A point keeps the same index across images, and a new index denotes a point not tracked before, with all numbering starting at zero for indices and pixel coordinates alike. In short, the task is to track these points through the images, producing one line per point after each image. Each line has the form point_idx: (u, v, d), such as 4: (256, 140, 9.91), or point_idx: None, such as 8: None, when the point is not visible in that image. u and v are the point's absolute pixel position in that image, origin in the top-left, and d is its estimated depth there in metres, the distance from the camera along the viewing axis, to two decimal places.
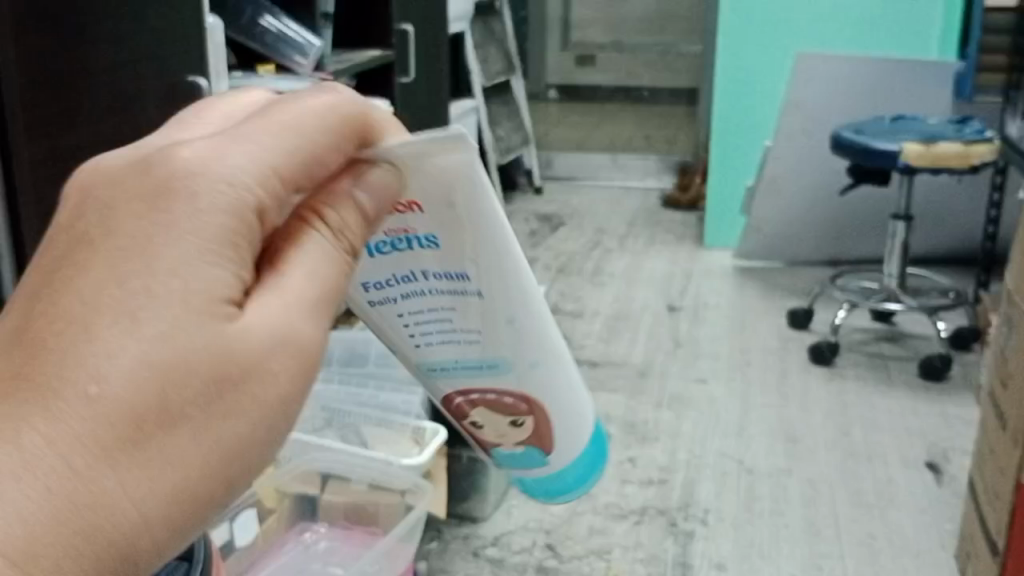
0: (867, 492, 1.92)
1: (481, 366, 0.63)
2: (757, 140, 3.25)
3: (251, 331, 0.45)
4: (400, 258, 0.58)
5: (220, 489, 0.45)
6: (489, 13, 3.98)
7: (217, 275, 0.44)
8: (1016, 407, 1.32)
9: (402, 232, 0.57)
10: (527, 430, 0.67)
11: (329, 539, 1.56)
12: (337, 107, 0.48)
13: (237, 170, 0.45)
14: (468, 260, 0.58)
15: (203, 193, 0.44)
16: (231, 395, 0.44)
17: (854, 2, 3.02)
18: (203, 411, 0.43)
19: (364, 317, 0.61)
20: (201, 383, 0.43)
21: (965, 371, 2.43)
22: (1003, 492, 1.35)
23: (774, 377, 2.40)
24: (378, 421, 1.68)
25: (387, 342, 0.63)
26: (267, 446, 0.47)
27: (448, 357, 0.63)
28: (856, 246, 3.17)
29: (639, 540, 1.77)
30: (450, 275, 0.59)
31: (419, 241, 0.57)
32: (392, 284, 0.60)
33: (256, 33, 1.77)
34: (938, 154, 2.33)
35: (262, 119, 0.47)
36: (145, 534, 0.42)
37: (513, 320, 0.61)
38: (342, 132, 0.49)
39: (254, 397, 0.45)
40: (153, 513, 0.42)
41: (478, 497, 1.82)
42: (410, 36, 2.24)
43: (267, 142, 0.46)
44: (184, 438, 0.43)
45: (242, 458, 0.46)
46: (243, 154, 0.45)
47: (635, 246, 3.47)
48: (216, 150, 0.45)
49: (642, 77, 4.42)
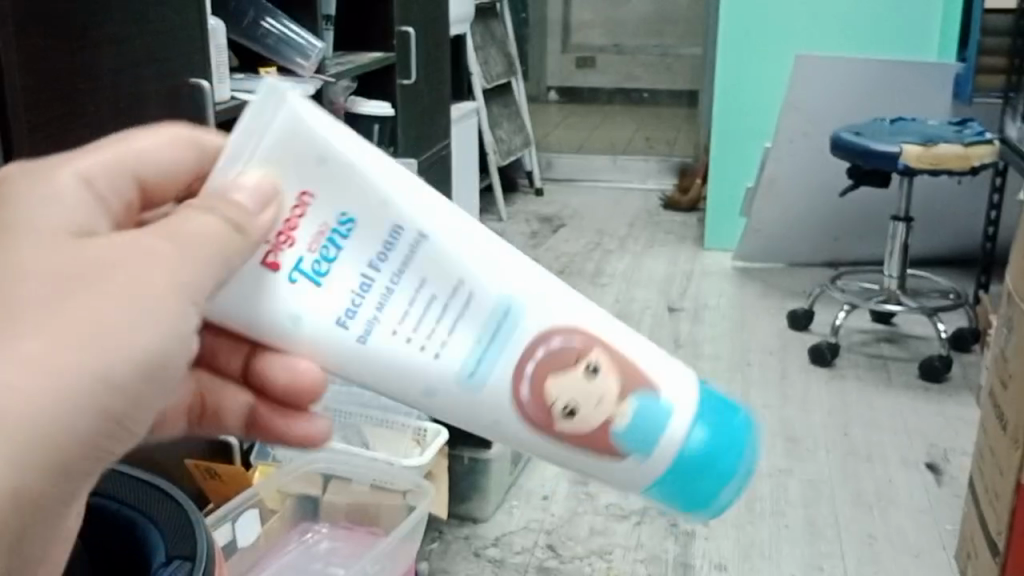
0: (868, 493, 1.92)
1: (501, 324, 0.54)
2: (758, 142, 3.25)
3: (129, 244, 0.49)
4: (350, 255, 0.53)
5: (116, 371, 0.47)
6: (490, 15, 3.98)
7: (74, 224, 0.50)
8: (1015, 408, 1.32)
9: (321, 235, 0.52)
10: (612, 370, 0.54)
11: (331, 539, 1.56)
12: (178, 133, 0.58)
13: (82, 166, 0.53)
14: (385, 204, 0.52)
15: (55, 178, 0.52)
16: (115, 282, 0.47)
17: (854, 4, 3.03)
18: (86, 296, 0.46)
19: (374, 368, 0.54)
20: (79, 276, 0.47)
21: (964, 372, 2.44)
22: (1002, 492, 1.35)
23: (774, 378, 2.40)
24: (379, 422, 1.69)
25: (420, 388, 0.55)
26: (169, 340, 0.49)
27: (471, 344, 0.54)
28: (856, 248, 3.18)
29: (640, 540, 1.78)
30: (390, 239, 0.53)
31: (341, 232, 0.52)
32: (361, 302, 0.53)
33: (257, 36, 1.78)
34: (938, 155, 2.34)
35: (110, 145, 0.57)
36: (32, 402, 0.44)
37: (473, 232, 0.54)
38: (186, 150, 0.57)
39: (140, 286, 0.48)
40: (39, 384, 0.44)
41: (479, 497, 1.82)
42: (411, 38, 2.25)
43: (109, 154, 0.55)
44: (69, 321, 0.46)
45: (138, 346, 0.48)
46: (90, 159, 0.54)
47: (636, 247, 3.47)
48: (69, 158, 0.54)
49: (640, 79, 4.44)
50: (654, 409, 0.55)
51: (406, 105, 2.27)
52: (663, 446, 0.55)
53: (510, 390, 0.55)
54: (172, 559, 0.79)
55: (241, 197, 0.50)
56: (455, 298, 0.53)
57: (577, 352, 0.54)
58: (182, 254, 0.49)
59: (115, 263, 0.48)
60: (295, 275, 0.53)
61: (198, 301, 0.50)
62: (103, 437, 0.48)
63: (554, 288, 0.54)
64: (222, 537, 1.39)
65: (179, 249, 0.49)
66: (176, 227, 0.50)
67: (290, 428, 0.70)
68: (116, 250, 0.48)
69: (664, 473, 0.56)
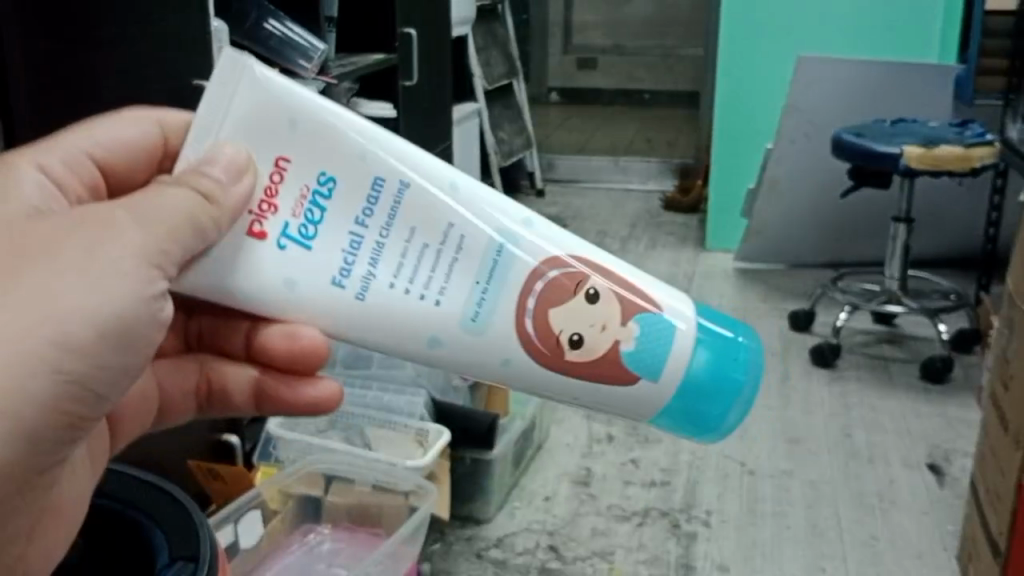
0: (869, 494, 1.92)
1: (494, 262, 0.65)
2: (759, 143, 3.25)
3: (104, 209, 0.59)
4: (334, 214, 0.64)
5: (79, 311, 0.56)
6: (491, 17, 3.98)
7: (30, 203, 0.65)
8: (1016, 409, 1.33)
9: (304, 199, 0.64)
10: (609, 296, 0.66)
11: (333, 541, 1.56)
12: (137, 123, 0.72)
13: (46, 162, 0.69)
14: (363, 160, 0.64)
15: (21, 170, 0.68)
16: (86, 240, 0.57)
17: (854, 5, 3.03)
18: (60, 251, 0.56)
19: (379, 318, 0.65)
20: (60, 234, 0.57)
21: (965, 373, 2.44)
22: (1004, 493, 1.36)
23: (776, 379, 2.41)
24: (381, 422, 1.68)
25: (426, 333, 0.66)
26: (129, 295, 0.57)
27: (470, 285, 0.65)
28: (857, 249, 3.18)
29: (642, 541, 1.78)
30: (373, 194, 0.64)
31: (322, 193, 0.64)
32: (354, 259, 0.64)
33: (261, 37, 1.77)
34: (939, 156, 2.34)
35: (86, 135, 0.72)
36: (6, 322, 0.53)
37: (453, 185, 0.65)
38: (139, 138, 0.71)
39: (105, 247, 0.57)
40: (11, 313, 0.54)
41: (481, 498, 1.82)
42: (413, 39, 2.25)
43: (74, 146, 0.71)
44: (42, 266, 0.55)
45: (101, 292, 0.56)
46: (57, 155, 0.70)
47: (637, 249, 3.47)
48: (43, 151, 0.70)
49: (643, 80, 4.46)
50: (656, 327, 0.66)
51: (408, 106, 2.26)
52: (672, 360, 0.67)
53: (516, 329, 0.66)
54: (175, 560, 0.79)
55: (214, 170, 0.60)
56: (446, 245, 0.65)
57: (575, 283, 0.65)
58: (139, 223, 0.58)
59: (61, 237, 0.57)
60: (284, 241, 0.64)
61: (163, 265, 0.59)
62: (71, 389, 0.56)
63: (533, 231, 0.66)
64: (223, 540, 1.38)
65: (140, 216, 0.58)
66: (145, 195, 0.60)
67: (300, 398, 0.79)
68: (75, 221, 0.58)
69: (677, 391, 0.68)
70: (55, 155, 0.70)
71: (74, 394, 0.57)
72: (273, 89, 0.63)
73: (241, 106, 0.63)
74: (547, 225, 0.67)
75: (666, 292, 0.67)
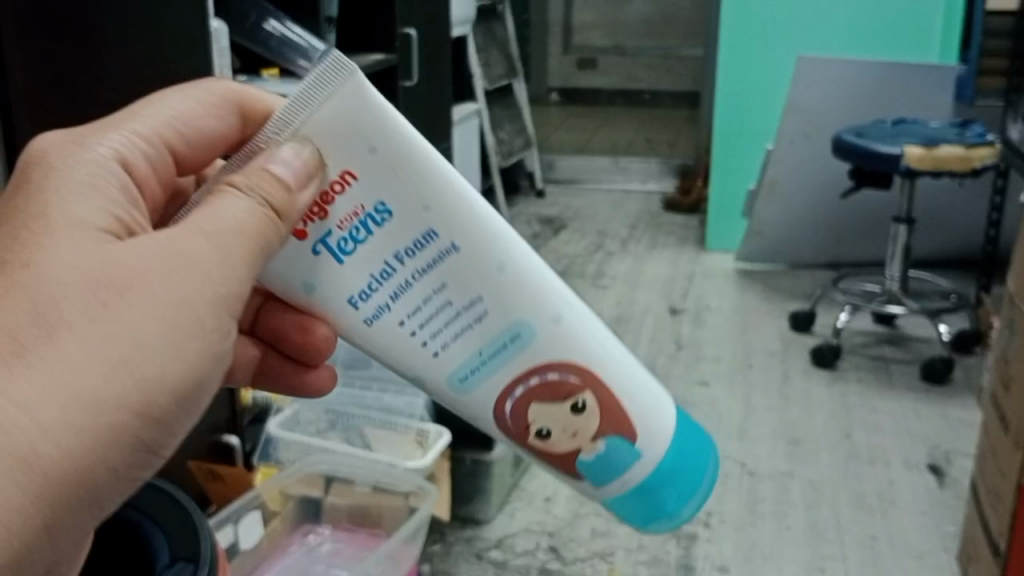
0: (869, 494, 1.92)
1: (502, 345, 0.67)
2: (759, 143, 3.25)
3: (185, 241, 0.59)
4: (374, 245, 0.65)
5: (167, 362, 0.56)
6: (491, 17, 3.98)
7: (98, 209, 0.60)
8: (1017, 409, 1.33)
9: (355, 217, 0.64)
10: (594, 410, 0.68)
11: (333, 541, 1.56)
12: (212, 95, 0.70)
13: (121, 143, 0.65)
14: (424, 209, 0.64)
15: (96, 156, 0.63)
16: (173, 280, 0.57)
17: (855, 6, 3.03)
18: (148, 292, 0.56)
19: (376, 344, 0.67)
20: (144, 272, 0.57)
21: (966, 374, 2.44)
22: (1004, 494, 1.35)
23: (777, 380, 2.41)
24: (381, 423, 1.68)
25: (412, 370, 0.68)
26: (207, 339, 0.59)
27: (471, 352, 0.67)
28: (856, 249, 3.18)
29: (642, 542, 1.77)
30: (420, 243, 0.65)
31: (374, 219, 0.64)
32: (377, 287, 0.66)
33: (261, 37, 1.78)
34: (940, 157, 2.33)
35: (153, 110, 0.69)
36: (108, 374, 0.53)
37: (503, 266, 0.65)
38: (221, 113, 0.70)
39: (191, 287, 0.58)
40: (109, 363, 0.54)
41: (481, 499, 1.82)
42: (413, 40, 2.25)
43: (148, 124, 0.68)
44: (137, 310, 0.55)
45: (190, 338, 0.58)
46: (127, 134, 0.66)
47: (637, 249, 3.47)
48: (110, 131, 0.66)
49: (642, 80, 4.46)
50: (620, 452, 0.70)
51: (408, 106, 2.26)
52: (618, 480, 0.70)
53: (498, 399, 0.69)
54: (175, 562, 0.81)
55: (282, 170, 0.60)
56: (466, 312, 0.66)
57: (569, 389, 0.68)
58: (220, 259, 0.59)
59: (150, 276, 0.57)
60: (319, 248, 0.65)
61: (233, 310, 0.61)
62: (141, 446, 0.56)
63: (561, 327, 0.67)
64: (223, 540, 1.38)
65: (218, 246, 0.59)
66: (219, 214, 0.60)
67: (302, 383, 0.87)
68: (158, 253, 0.58)
69: (619, 497, 0.71)
70: (124, 137, 0.66)
71: (144, 456, 0.57)
72: (375, 107, 0.62)
73: (334, 107, 0.62)
74: (578, 325, 0.68)
75: (656, 422, 0.70)
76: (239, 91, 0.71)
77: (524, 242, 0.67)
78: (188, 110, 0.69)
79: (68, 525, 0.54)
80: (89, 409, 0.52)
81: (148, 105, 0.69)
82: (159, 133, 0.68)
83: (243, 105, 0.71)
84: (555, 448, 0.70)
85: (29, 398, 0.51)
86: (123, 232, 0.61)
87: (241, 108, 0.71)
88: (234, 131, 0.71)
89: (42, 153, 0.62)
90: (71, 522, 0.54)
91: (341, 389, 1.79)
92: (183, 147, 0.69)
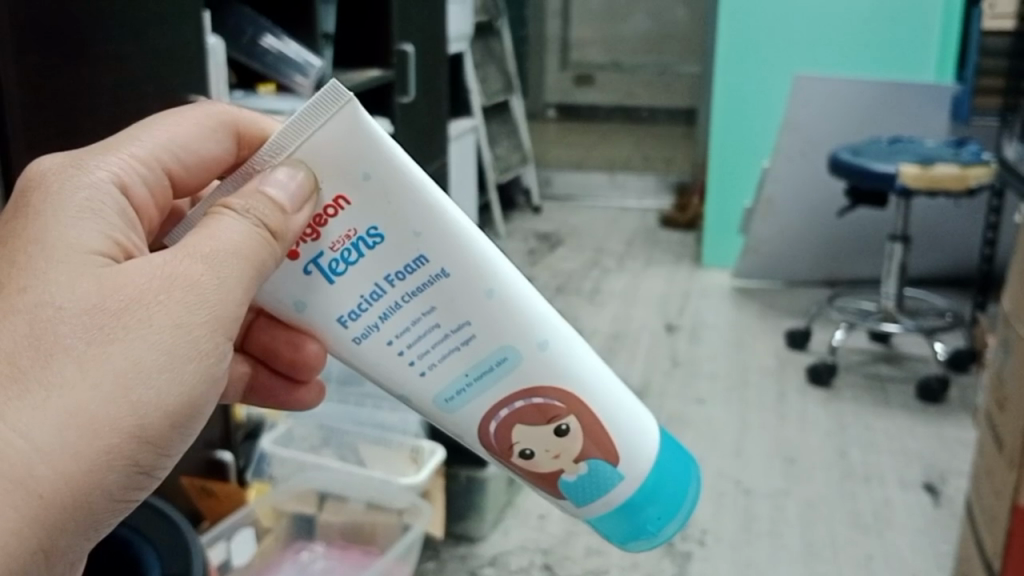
0: (865, 513, 1.92)
1: (488, 369, 0.67)
2: (755, 160, 3.25)
3: (181, 264, 0.59)
4: (365, 266, 0.64)
5: (162, 387, 0.57)
6: (489, 33, 3.99)
7: (92, 233, 0.60)
8: (1013, 431, 1.32)
9: (347, 239, 0.64)
10: (577, 433, 0.70)
11: (326, 559, 1.54)
12: (208, 116, 0.70)
13: (119, 165, 0.65)
14: (416, 235, 0.64)
15: (91, 178, 0.63)
16: (171, 306, 0.58)
17: (853, 23, 3.03)
18: (145, 319, 0.57)
19: (364, 362, 0.68)
20: (141, 298, 0.57)
21: (962, 393, 2.43)
22: (999, 514, 1.35)
23: (773, 398, 2.40)
24: (377, 440, 1.66)
25: (399, 388, 0.68)
26: (205, 362, 0.59)
27: (457, 374, 0.68)
28: (853, 266, 3.18)
29: (637, 560, 1.77)
30: (409, 266, 0.64)
31: (366, 242, 0.64)
32: (367, 307, 0.66)
33: (256, 54, 1.78)
34: (936, 176, 2.34)
35: (152, 130, 0.69)
36: (98, 402, 0.54)
37: (491, 292, 0.65)
38: (217, 135, 0.70)
39: (188, 312, 0.58)
40: (103, 394, 0.54)
41: (475, 517, 1.81)
42: (410, 56, 2.19)
43: (146, 145, 0.68)
44: (131, 338, 0.56)
45: (184, 362, 0.58)
46: (125, 155, 0.66)
47: (634, 266, 3.47)
48: (107, 152, 0.66)
49: (639, 97, 4.46)
50: (604, 473, 0.71)
51: (405, 122, 2.27)
52: (597, 493, 0.72)
53: (484, 418, 0.69)
54: None
55: (276, 193, 0.60)
56: (454, 334, 0.66)
57: (554, 413, 0.69)
58: (219, 284, 0.59)
59: (146, 303, 0.57)
60: (311, 268, 0.65)
61: (232, 334, 0.61)
62: (138, 470, 0.57)
63: (546, 355, 0.68)
64: (215, 557, 1.38)
65: (216, 268, 0.59)
66: (215, 236, 0.60)
67: (293, 400, 0.87)
68: (156, 277, 0.58)
69: (606, 513, 0.72)
70: (122, 159, 0.65)
71: (141, 479, 0.58)
72: (371, 135, 0.62)
73: (327, 134, 0.62)
74: (563, 352, 0.68)
75: (636, 445, 0.72)
76: (234, 114, 0.71)
77: (515, 270, 0.67)
78: (185, 133, 0.69)
79: (64, 547, 0.56)
80: (85, 434, 0.54)
81: (147, 125, 0.69)
82: (155, 156, 0.68)
83: (239, 128, 0.71)
84: (541, 468, 0.71)
85: (27, 424, 0.52)
86: (122, 255, 0.61)
87: (238, 133, 0.71)
88: (231, 154, 0.71)
89: (41, 178, 0.61)
90: (66, 545, 0.56)
91: (335, 405, 1.78)
92: (179, 168, 0.69)
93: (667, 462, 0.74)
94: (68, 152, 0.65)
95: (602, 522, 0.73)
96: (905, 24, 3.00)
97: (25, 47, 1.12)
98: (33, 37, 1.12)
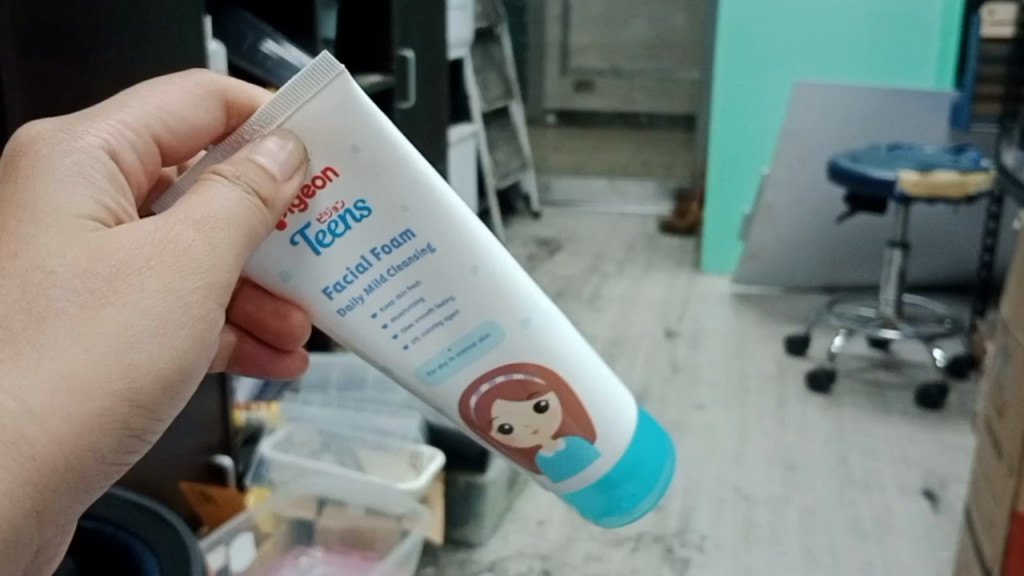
0: (865, 520, 1.92)
1: (471, 344, 0.68)
2: (755, 166, 3.26)
3: (171, 230, 0.59)
4: (352, 239, 0.65)
5: (155, 349, 0.57)
6: (489, 39, 4.00)
7: (81, 198, 0.60)
8: (1012, 437, 1.31)
9: (335, 211, 0.64)
10: (556, 409, 0.70)
11: (325, 564, 1.54)
12: (195, 86, 0.70)
13: (108, 133, 0.65)
14: (403, 208, 0.64)
15: (81, 144, 0.63)
16: (164, 270, 0.57)
17: (851, 30, 3.05)
18: (138, 282, 0.56)
19: (347, 333, 0.68)
20: (133, 263, 0.57)
21: (962, 399, 2.44)
22: (998, 522, 1.35)
23: (772, 404, 2.40)
24: (375, 444, 1.67)
25: (381, 360, 0.69)
26: (198, 326, 0.59)
27: (440, 348, 0.68)
28: (852, 273, 3.18)
29: (636, 566, 1.77)
30: (396, 241, 0.65)
31: (353, 214, 0.64)
32: (353, 280, 0.66)
33: (257, 59, 1.76)
34: (936, 183, 2.34)
35: (139, 98, 0.69)
36: (90, 363, 0.54)
37: (478, 268, 0.66)
38: (206, 104, 0.70)
39: (181, 277, 0.58)
40: (95, 356, 0.54)
41: (474, 522, 1.81)
42: (411, 62, 2.22)
43: (135, 111, 0.67)
44: (124, 301, 0.56)
45: (176, 325, 0.58)
46: (114, 122, 0.66)
47: (633, 272, 3.48)
48: (95, 119, 0.65)
49: (638, 102, 4.47)
50: (580, 450, 0.71)
51: (405, 128, 2.27)
52: (577, 469, 0.72)
53: (466, 393, 0.69)
54: None
55: (267, 162, 0.60)
56: (438, 309, 0.67)
57: (535, 388, 0.69)
58: (210, 251, 0.59)
59: (137, 267, 0.57)
60: (298, 238, 0.65)
61: (223, 302, 0.61)
62: (129, 435, 0.57)
63: (530, 331, 0.68)
64: (214, 563, 1.37)
65: (206, 234, 0.59)
66: (205, 203, 0.60)
67: (277, 367, 0.87)
68: (148, 242, 0.58)
69: (583, 488, 0.73)
70: (110, 125, 0.65)
71: (131, 443, 0.58)
72: (362, 109, 0.62)
73: (317, 105, 0.62)
74: (546, 330, 0.69)
75: (614, 427, 0.72)
76: (222, 83, 0.72)
77: (500, 246, 0.67)
78: (173, 101, 0.69)
79: (56, 510, 0.55)
80: (78, 397, 0.53)
81: (135, 93, 0.69)
82: (145, 123, 0.67)
83: (227, 97, 0.72)
84: (519, 442, 0.71)
85: (21, 384, 0.51)
86: (112, 220, 0.61)
87: (225, 101, 0.72)
88: (219, 123, 0.72)
89: (30, 142, 0.61)
90: (57, 509, 0.55)
91: (333, 408, 1.79)
92: (168, 136, 0.69)
93: (642, 439, 0.74)
94: (56, 119, 0.65)
95: (578, 498, 0.73)
96: (903, 30, 3.01)
97: (26, 51, 1.15)
98: (34, 42, 1.15)
